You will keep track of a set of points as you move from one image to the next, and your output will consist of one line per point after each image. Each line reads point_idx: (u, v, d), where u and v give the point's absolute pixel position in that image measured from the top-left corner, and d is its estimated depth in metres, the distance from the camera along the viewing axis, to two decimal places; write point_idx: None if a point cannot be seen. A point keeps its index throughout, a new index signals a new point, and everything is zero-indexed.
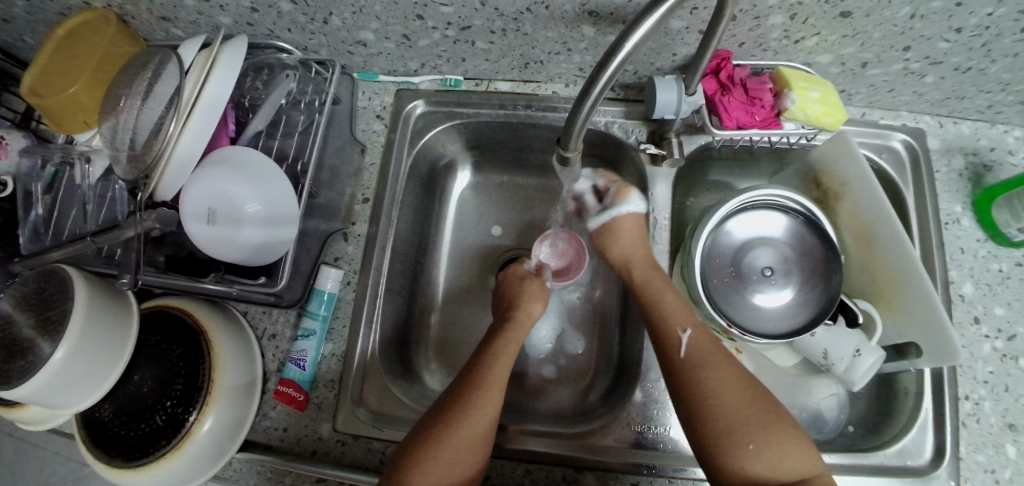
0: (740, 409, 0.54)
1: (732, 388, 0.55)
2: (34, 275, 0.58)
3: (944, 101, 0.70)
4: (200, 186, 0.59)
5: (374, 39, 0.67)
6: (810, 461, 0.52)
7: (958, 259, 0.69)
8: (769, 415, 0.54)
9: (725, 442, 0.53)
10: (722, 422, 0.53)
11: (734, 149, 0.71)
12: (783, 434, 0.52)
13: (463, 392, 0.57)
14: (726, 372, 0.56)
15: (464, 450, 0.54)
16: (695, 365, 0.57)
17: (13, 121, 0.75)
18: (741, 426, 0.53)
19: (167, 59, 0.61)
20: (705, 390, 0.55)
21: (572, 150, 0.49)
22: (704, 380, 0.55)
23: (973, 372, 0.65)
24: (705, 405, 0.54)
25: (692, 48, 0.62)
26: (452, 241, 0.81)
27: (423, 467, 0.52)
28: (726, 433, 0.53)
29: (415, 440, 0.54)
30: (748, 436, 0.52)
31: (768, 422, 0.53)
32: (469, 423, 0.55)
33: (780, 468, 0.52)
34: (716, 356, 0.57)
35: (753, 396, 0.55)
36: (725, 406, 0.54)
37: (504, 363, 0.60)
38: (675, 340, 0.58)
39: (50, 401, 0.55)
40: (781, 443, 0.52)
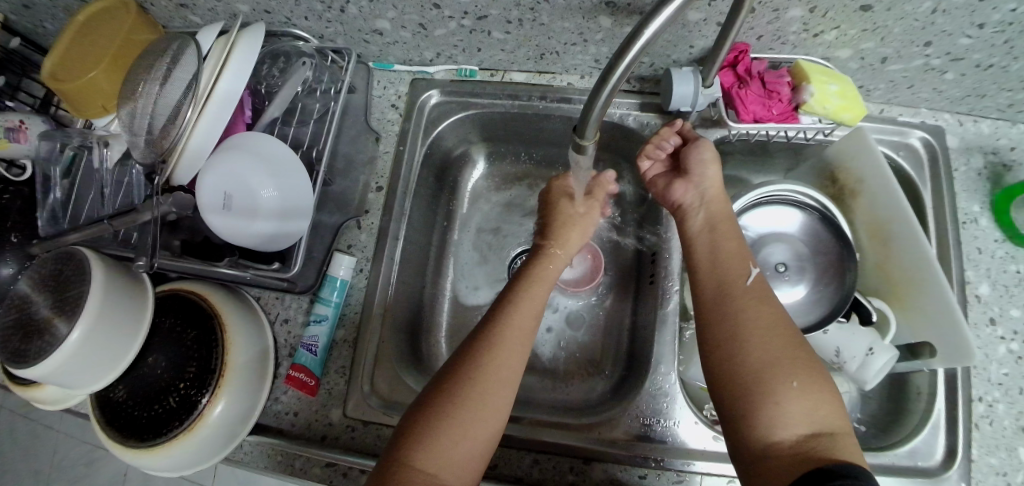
0: (781, 349, 0.51)
1: (777, 325, 0.52)
2: (52, 257, 0.59)
3: (964, 99, 0.69)
4: (217, 170, 0.59)
5: (391, 28, 0.67)
6: (841, 418, 0.49)
7: (975, 259, 0.68)
8: (812, 363, 0.51)
9: (759, 379, 0.50)
10: (761, 360, 0.50)
11: (750, 144, 0.70)
12: (822, 382, 0.50)
13: (468, 361, 0.54)
14: (773, 314, 0.53)
15: (480, 421, 0.51)
16: (737, 300, 0.54)
17: (33, 106, 0.77)
18: (781, 364, 0.50)
19: (187, 45, 0.61)
20: (746, 326, 0.52)
21: (588, 138, 0.48)
22: (747, 316, 0.53)
23: (987, 374, 0.64)
24: (743, 340, 0.52)
25: (709, 40, 0.62)
26: (465, 233, 0.81)
27: (428, 451, 0.49)
28: (762, 371, 0.50)
29: (415, 424, 0.51)
30: (793, 372, 0.50)
31: (808, 366, 0.50)
32: (486, 393, 0.52)
33: (817, 415, 0.48)
34: (761, 295, 0.55)
35: (796, 341, 0.52)
36: (770, 341, 0.51)
37: (534, 316, 0.58)
38: (731, 273, 0.56)
39: (67, 381, 0.56)
40: (821, 389, 0.49)
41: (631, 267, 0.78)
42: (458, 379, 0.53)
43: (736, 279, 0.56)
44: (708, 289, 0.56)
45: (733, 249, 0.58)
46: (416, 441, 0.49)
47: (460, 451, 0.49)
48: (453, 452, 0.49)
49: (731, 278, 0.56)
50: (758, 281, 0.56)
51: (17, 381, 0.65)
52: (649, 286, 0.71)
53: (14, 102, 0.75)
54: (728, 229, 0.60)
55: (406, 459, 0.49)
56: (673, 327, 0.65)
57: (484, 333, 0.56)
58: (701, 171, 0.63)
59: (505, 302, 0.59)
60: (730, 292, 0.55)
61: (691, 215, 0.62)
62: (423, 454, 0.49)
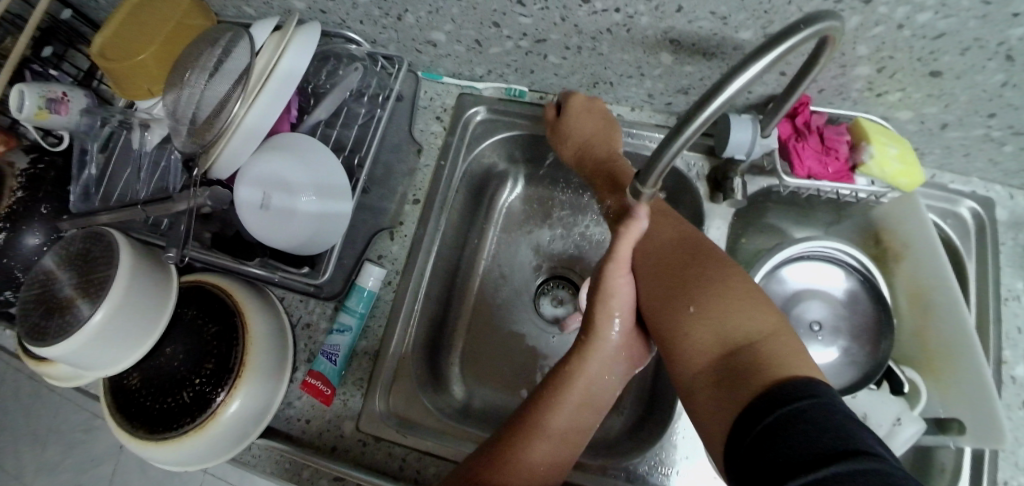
0: (685, 279, 0.53)
1: (668, 254, 0.56)
2: (82, 235, 0.58)
3: (1019, 173, 0.67)
4: (262, 167, 0.59)
5: (445, 41, 0.66)
6: (767, 317, 0.49)
7: (1013, 339, 0.66)
8: (709, 276, 0.53)
9: (668, 313, 0.52)
10: (670, 295, 0.53)
11: (796, 195, 0.69)
12: (728, 291, 0.51)
13: (537, 402, 0.54)
14: (676, 244, 0.56)
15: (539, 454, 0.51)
16: (646, 245, 0.58)
17: (76, 78, 0.76)
18: (689, 291, 0.52)
19: (240, 38, 0.61)
20: (653, 267, 0.56)
21: (649, 186, 0.45)
22: (653, 256, 0.56)
23: (1015, 458, 0.62)
24: (653, 280, 0.55)
25: (770, 88, 0.60)
26: (494, 251, 0.80)
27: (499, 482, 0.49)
28: (673, 305, 0.52)
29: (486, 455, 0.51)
30: (691, 298, 0.52)
31: (719, 282, 0.52)
32: (547, 429, 0.52)
33: (731, 326, 0.49)
34: (666, 231, 0.58)
35: (697, 263, 0.54)
36: (666, 273, 0.54)
37: (594, 394, 0.55)
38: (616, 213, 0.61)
39: (85, 362, 0.55)
40: (726, 299, 0.50)
41: None
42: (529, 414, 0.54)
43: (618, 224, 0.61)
44: None
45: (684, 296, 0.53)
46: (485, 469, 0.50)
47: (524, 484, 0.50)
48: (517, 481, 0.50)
49: (658, 253, 0.56)
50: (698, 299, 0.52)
51: (32, 354, 0.64)
52: None
53: (58, 72, 0.75)
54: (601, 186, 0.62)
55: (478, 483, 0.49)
56: None
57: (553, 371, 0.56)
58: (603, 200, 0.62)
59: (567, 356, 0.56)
60: (649, 262, 0.56)
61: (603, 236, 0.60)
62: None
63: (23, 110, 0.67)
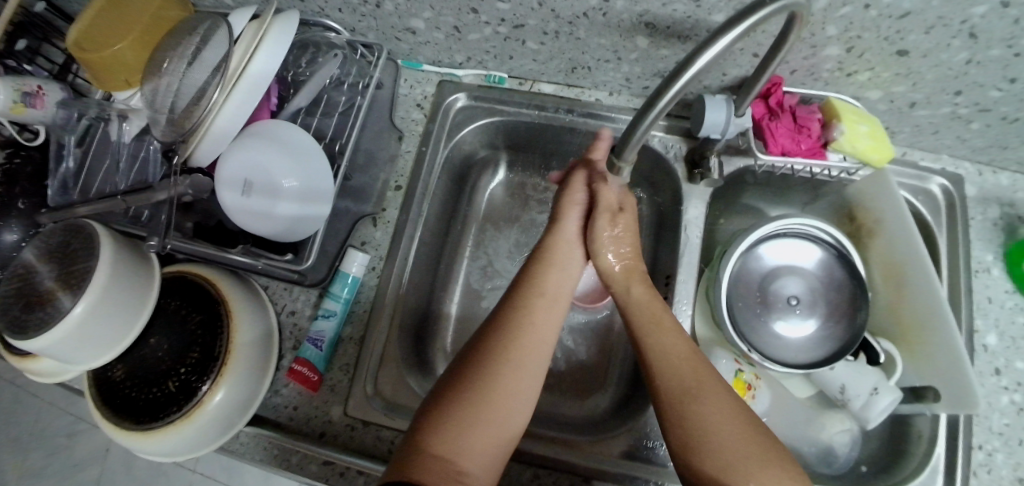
0: (740, 446, 0.47)
1: (726, 415, 0.49)
2: (61, 228, 0.58)
3: (986, 149, 0.69)
4: (241, 156, 0.59)
5: (424, 28, 0.67)
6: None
7: (984, 309, 0.68)
8: (767, 446, 0.48)
9: (719, 482, 0.46)
10: (714, 453, 0.47)
11: (772, 175, 0.70)
12: (783, 471, 0.46)
13: (475, 386, 0.51)
14: (720, 393, 0.50)
15: (497, 411, 0.50)
16: (683, 384, 0.51)
17: (51, 72, 0.77)
18: (742, 463, 0.46)
19: (218, 27, 0.61)
20: (687, 409, 0.50)
21: (624, 160, 0.49)
22: (682, 387, 0.51)
23: (988, 423, 0.64)
24: (695, 423, 0.49)
25: (743, 69, 0.62)
26: (477, 238, 0.81)
27: (447, 435, 0.48)
28: (723, 472, 0.46)
29: (433, 413, 0.50)
30: (751, 474, 0.46)
31: (772, 462, 0.46)
32: (503, 384, 0.51)
33: None
34: (693, 358, 0.53)
35: (754, 428, 0.48)
36: (721, 434, 0.48)
37: (558, 294, 0.58)
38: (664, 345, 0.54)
39: (68, 354, 0.55)
40: (782, 480, 0.46)
41: None
42: (472, 366, 0.52)
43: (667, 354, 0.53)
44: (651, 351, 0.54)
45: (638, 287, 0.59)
46: (431, 428, 0.49)
47: (483, 434, 0.49)
48: (472, 440, 0.49)
49: (625, 291, 0.60)
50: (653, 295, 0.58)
51: (12, 350, 0.63)
52: None
53: (33, 66, 0.75)
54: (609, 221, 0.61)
55: (423, 443, 0.48)
56: None
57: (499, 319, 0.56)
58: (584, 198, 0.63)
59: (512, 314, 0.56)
60: (684, 389, 0.51)
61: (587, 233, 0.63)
62: (435, 450, 0.47)
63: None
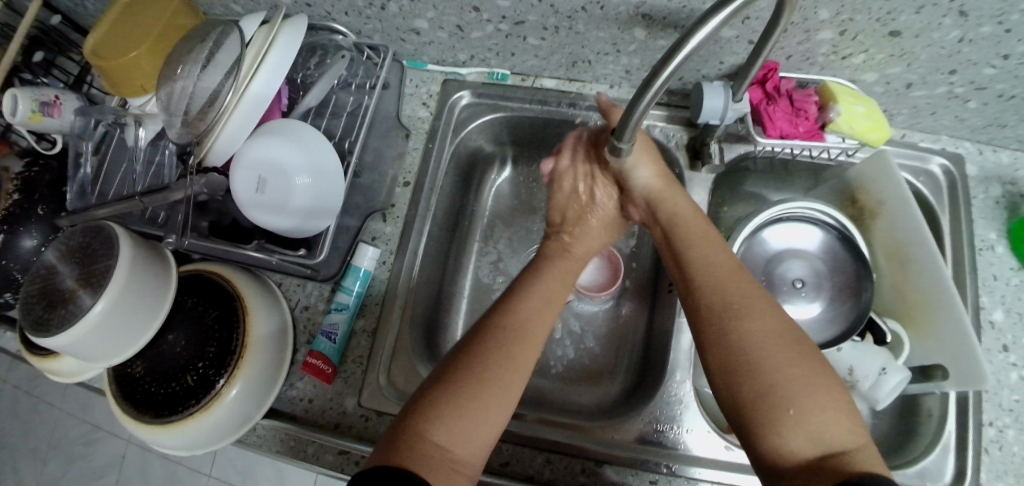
0: (787, 368, 0.47)
1: (774, 336, 0.49)
2: (81, 229, 0.59)
3: (985, 128, 0.70)
4: (254, 154, 0.61)
5: (428, 28, 0.69)
6: (856, 434, 0.45)
7: (989, 286, 0.69)
8: (811, 372, 0.47)
9: (760, 400, 0.46)
10: (757, 371, 0.47)
11: (772, 161, 0.71)
12: (829, 397, 0.46)
13: (487, 352, 0.52)
14: (770, 316, 0.50)
15: (494, 401, 0.50)
16: (726, 307, 0.51)
17: (67, 83, 0.79)
18: (787, 387, 0.46)
19: (230, 32, 0.63)
20: (731, 326, 0.50)
21: (625, 141, 0.50)
22: (727, 308, 0.51)
23: (998, 399, 0.64)
24: (741, 342, 0.49)
25: (740, 57, 0.63)
26: (484, 233, 0.82)
27: (445, 423, 0.48)
28: (767, 390, 0.46)
29: (431, 405, 0.49)
30: (791, 398, 0.46)
31: (817, 386, 0.46)
32: (495, 378, 0.51)
33: (825, 435, 0.44)
34: (738, 279, 0.54)
35: (801, 355, 0.48)
36: (766, 353, 0.48)
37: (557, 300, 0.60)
38: (711, 267, 0.55)
39: (88, 352, 0.56)
40: (824, 406, 0.45)
41: (647, 276, 0.78)
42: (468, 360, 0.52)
43: (714, 275, 0.54)
44: (699, 277, 0.55)
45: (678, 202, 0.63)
46: (431, 418, 0.48)
47: (475, 428, 0.48)
48: (467, 433, 0.48)
49: (682, 224, 0.61)
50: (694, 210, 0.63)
51: (33, 350, 0.64)
52: (666, 293, 0.72)
53: (48, 78, 0.78)
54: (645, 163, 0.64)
55: (423, 432, 0.47)
56: (690, 335, 0.66)
57: (493, 319, 0.55)
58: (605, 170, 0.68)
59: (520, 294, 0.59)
60: (725, 306, 0.51)
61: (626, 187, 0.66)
62: (431, 425, 0.47)
63: (16, 114, 0.69)
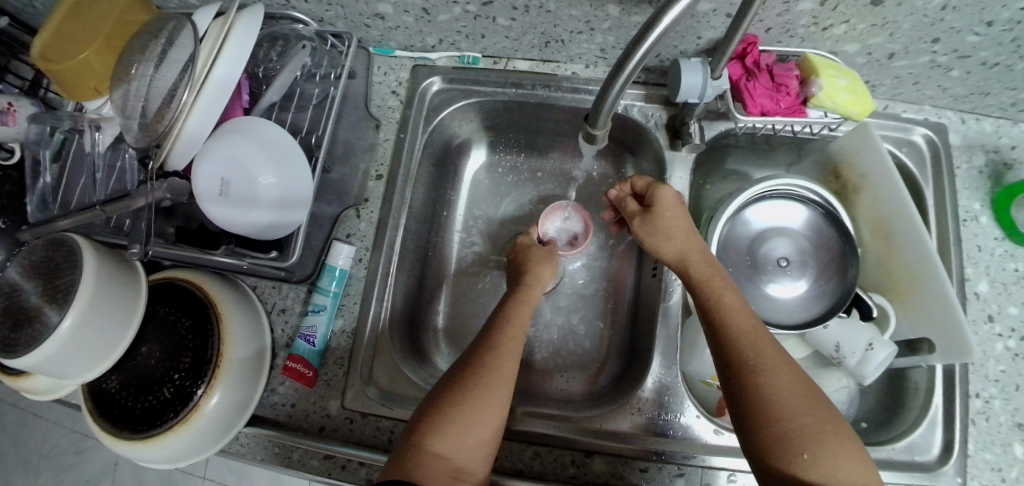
0: (800, 417, 0.48)
1: (788, 384, 0.49)
2: (43, 242, 0.56)
3: (967, 96, 0.69)
4: (214, 156, 0.58)
5: (393, 13, 0.66)
6: (867, 476, 0.46)
7: (974, 257, 0.68)
8: (825, 419, 0.48)
9: (776, 446, 0.47)
10: (770, 423, 0.48)
11: (754, 137, 0.70)
12: (842, 445, 0.47)
13: (475, 363, 0.54)
14: (783, 364, 0.51)
15: (484, 405, 0.51)
16: (741, 356, 0.51)
17: (21, 88, 0.74)
18: (801, 434, 0.47)
19: (182, 26, 0.60)
20: (748, 379, 0.50)
21: (600, 127, 0.49)
22: (742, 358, 0.51)
23: (984, 371, 0.64)
24: (756, 393, 0.49)
25: (718, 31, 0.61)
26: (464, 223, 0.80)
27: (442, 432, 0.49)
28: (782, 436, 0.47)
29: (426, 416, 0.50)
30: (806, 442, 0.46)
31: (831, 433, 0.47)
32: (480, 401, 0.51)
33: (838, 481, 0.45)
34: (753, 326, 0.53)
35: (812, 401, 0.49)
36: (781, 400, 0.48)
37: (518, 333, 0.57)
38: (729, 309, 0.54)
39: (58, 371, 0.54)
40: (838, 453, 0.46)
41: (631, 259, 0.77)
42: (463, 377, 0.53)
43: (732, 319, 0.53)
44: (718, 318, 0.54)
45: (689, 243, 0.59)
46: (429, 426, 0.50)
47: (474, 438, 0.50)
48: (465, 440, 0.49)
49: (699, 267, 0.58)
50: (688, 245, 0.59)
51: (6, 370, 0.62)
52: (651, 277, 0.71)
53: (2, 84, 0.73)
54: (678, 221, 0.60)
55: (421, 442, 0.49)
56: (677, 319, 0.65)
57: (488, 339, 0.56)
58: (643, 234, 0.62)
59: (509, 306, 0.61)
60: (743, 353, 0.51)
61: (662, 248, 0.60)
62: (434, 435, 0.49)
63: None
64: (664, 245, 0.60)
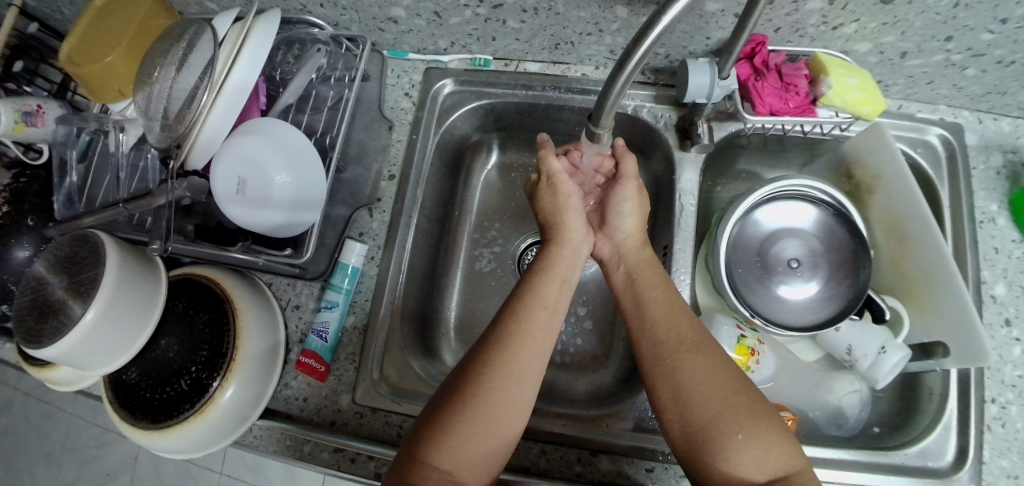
0: (728, 399, 0.50)
1: (716, 368, 0.52)
2: (70, 238, 0.58)
3: (985, 95, 0.68)
4: (231, 156, 0.59)
5: (406, 16, 0.67)
6: (797, 456, 0.49)
7: (991, 259, 0.67)
8: (756, 399, 0.50)
9: (711, 432, 0.49)
10: (699, 408, 0.50)
11: (765, 137, 0.70)
12: (773, 428, 0.49)
13: (484, 363, 0.53)
14: (710, 349, 0.53)
15: (499, 408, 0.51)
16: (678, 340, 0.54)
17: (51, 91, 0.78)
18: (731, 417, 0.49)
19: (203, 30, 0.62)
20: (682, 362, 0.53)
21: (603, 127, 0.50)
22: (679, 343, 0.54)
23: (1001, 375, 0.63)
24: (685, 377, 0.52)
25: (726, 32, 0.61)
26: (475, 223, 0.82)
27: (441, 444, 0.49)
28: (714, 422, 0.49)
29: (426, 430, 0.51)
30: (740, 423, 0.49)
31: (761, 416, 0.49)
32: (494, 401, 0.51)
33: (769, 461, 0.48)
34: (685, 315, 0.57)
35: (741, 385, 0.51)
36: (710, 384, 0.51)
37: (556, 306, 0.59)
38: (661, 297, 0.58)
39: (81, 361, 0.55)
40: (770, 435, 0.48)
41: None
42: (467, 381, 0.52)
43: (664, 311, 0.57)
44: (656, 307, 0.58)
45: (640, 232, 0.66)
46: (431, 439, 0.50)
47: (477, 448, 0.50)
48: (466, 450, 0.50)
49: (636, 255, 0.64)
50: (642, 230, 0.66)
51: (32, 361, 0.64)
52: None
53: (32, 87, 0.76)
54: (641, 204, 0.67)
55: (422, 456, 0.49)
56: None
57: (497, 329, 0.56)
58: (619, 221, 0.66)
59: (527, 282, 0.61)
60: (672, 340, 0.55)
61: (619, 224, 0.66)
62: (436, 444, 0.49)
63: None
64: (622, 219, 0.66)
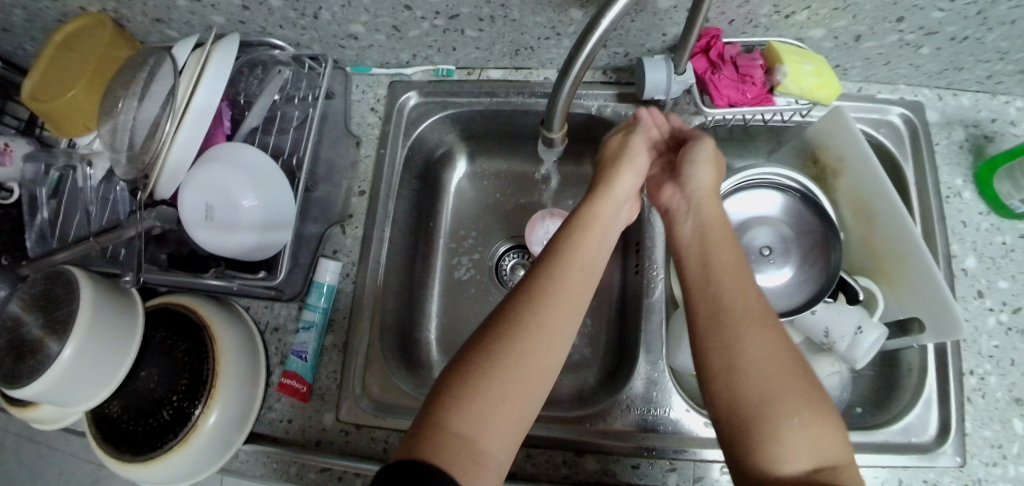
0: (786, 383, 0.45)
1: (778, 348, 0.46)
2: (42, 277, 0.58)
3: (942, 72, 0.69)
4: (198, 182, 0.60)
5: (365, 32, 0.68)
6: (843, 448, 0.45)
7: (960, 233, 0.68)
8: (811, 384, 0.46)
9: (764, 409, 0.44)
10: (754, 384, 0.45)
11: (729, 128, 0.70)
12: (827, 419, 0.44)
13: (524, 313, 0.47)
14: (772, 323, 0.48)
15: (532, 368, 0.46)
16: (745, 308, 0.48)
17: (18, 128, 0.77)
18: (785, 397, 0.44)
19: (162, 59, 0.62)
20: (747, 331, 0.47)
21: (555, 130, 0.52)
22: (748, 311, 0.48)
23: (977, 347, 0.64)
24: (743, 346, 0.46)
25: (681, 27, 0.62)
26: (451, 232, 0.82)
27: (466, 408, 0.43)
28: (766, 401, 0.44)
29: (451, 391, 0.44)
30: (796, 405, 0.44)
31: (813, 404, 0.45)
32: (528, 361, 0.46)
33: (817, 451, 0.43)
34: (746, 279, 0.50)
35: (798, 368, 0.46)
36: (768, 359, 0.46)
37: (594, 265, 0.53)
38: (724, 256, 0.52)
39: (61, 398, 0.55)
40: (823, 425, 0.44)
41: (618, 249, 0.78)
42: (505, 334, 0.47)
43: (730, 273, 0.51)
44: (718, 263, 0.51)
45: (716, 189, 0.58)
46: (456, 400, 0.44)
47: (501, 415, 0.44)
48: (491, 413, 0.44)
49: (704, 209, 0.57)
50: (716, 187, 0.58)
51: (14, 402, 0.64)
52: (636, 274, 0.72)
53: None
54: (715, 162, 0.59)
55: (445, 420, 0.43)
56: (660, 315, 0.66)
57: (537, 277, 0.50)
58: (692, 170, 0.59)
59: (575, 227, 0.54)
60: (734, 304, 0.48)
61: (693, 176, 0.58)
62: (460, 412, 0.43)
63: None
64: (696, 169, 0.58)
